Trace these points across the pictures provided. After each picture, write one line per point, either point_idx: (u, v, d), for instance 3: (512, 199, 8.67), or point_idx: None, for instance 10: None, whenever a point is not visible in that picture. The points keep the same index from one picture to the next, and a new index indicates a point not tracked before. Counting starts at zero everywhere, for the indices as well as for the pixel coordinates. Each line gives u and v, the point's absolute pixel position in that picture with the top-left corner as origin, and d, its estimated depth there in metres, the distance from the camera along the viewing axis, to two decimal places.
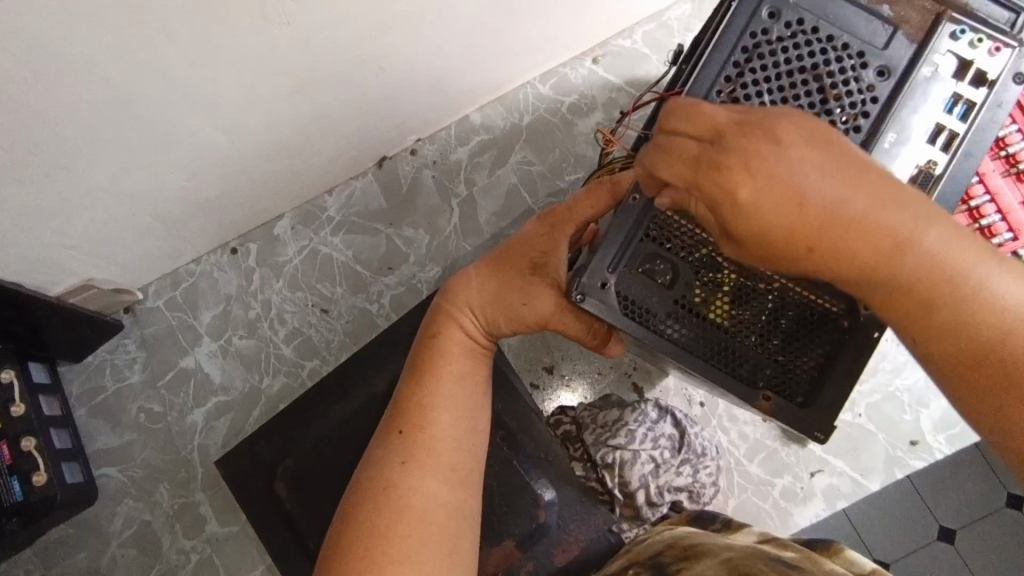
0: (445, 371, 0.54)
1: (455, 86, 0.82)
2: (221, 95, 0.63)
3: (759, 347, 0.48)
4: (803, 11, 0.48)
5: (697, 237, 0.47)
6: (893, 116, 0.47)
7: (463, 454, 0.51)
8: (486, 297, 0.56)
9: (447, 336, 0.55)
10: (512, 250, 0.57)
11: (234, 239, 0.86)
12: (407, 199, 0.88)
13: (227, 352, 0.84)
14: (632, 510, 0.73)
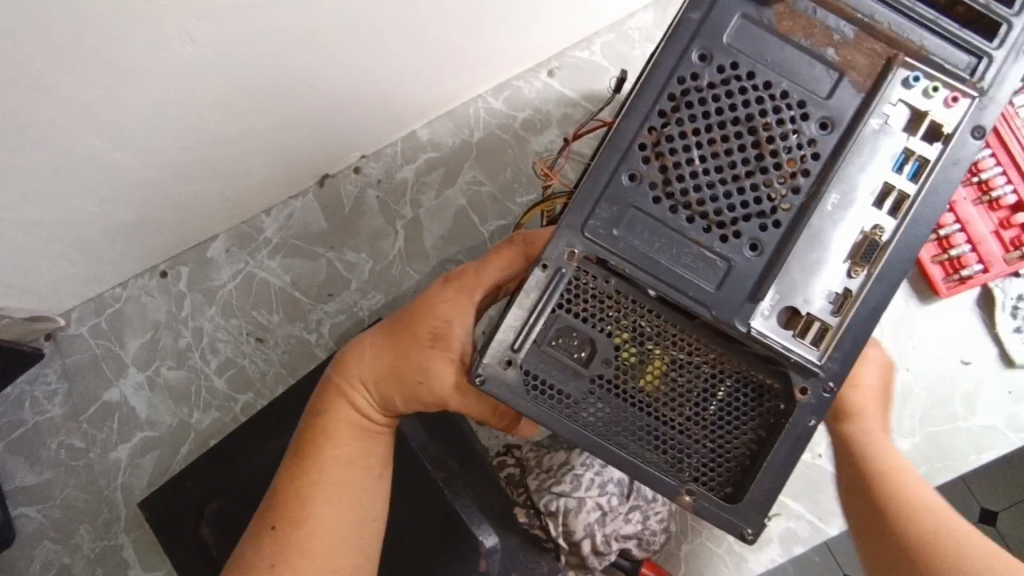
0: (328, 455, 0.55)
1: (403, 99, 0.77)
2: (129, 115, 0.57)
3: (683, 432, 0.51)
4: (737, 54, 0.47)
5: (615, 316, 0.50)
6: (835, 175, 0.47)
7: (343, 552, 0.54)
8: (380, 369, 0.57)
9: (336, 415, 0.57)
10: (411, 320, 0.57)
11: (163, 261, 0.81)
12: (350, 220, 0.82)
13: (155, 384, 0.79)
14: (578, 558, 0.70)
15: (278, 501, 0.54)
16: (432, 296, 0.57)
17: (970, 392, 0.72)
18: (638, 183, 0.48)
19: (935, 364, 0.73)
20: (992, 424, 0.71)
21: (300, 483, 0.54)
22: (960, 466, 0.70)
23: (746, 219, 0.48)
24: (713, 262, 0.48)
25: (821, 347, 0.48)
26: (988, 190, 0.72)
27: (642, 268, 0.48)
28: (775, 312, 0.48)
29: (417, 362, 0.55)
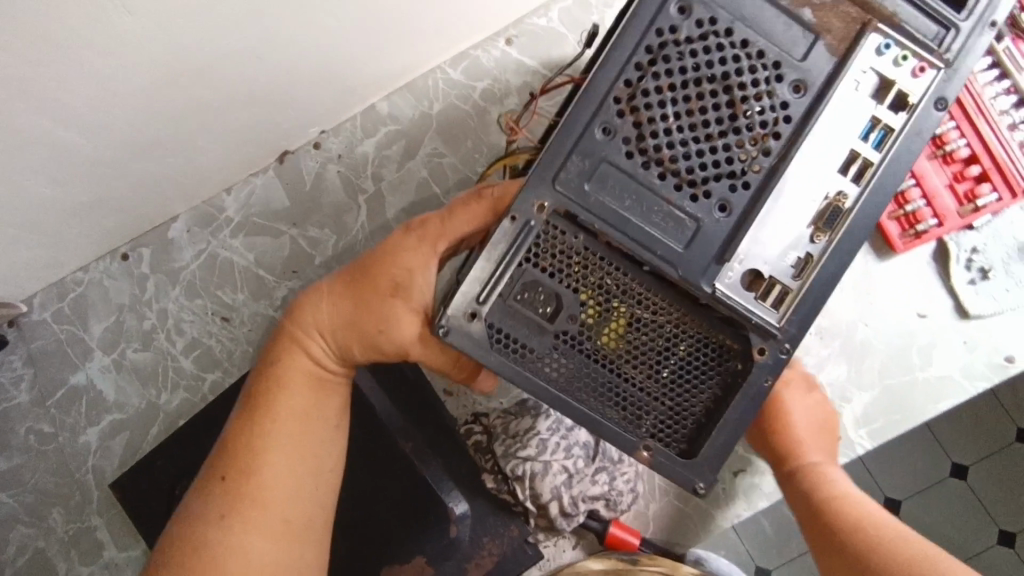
0: (283, 404, 0.57)
1: (358, 71, 0.76)
2: (69, 90, 0.56)
3: (643, 389, 0.53)
4: (716, 9, 0.48)
5: (581, 275, 0.52)
6: (803, 139, 0.49)
7: (296, 505, 0.56)
8: (342, 320, 0.58)
9: (291, 363, 0.59)
10: (370, 268, 0.58)
11: (124, 244, 0.80)
12: (311, 197, 0.82)
13: (122, 367, 0.79)
14: (547, 520, 0.71)
15: (229, 454, 0.56)
16: (394, 245, 0.58)
17: (927, 344, 0.73)
18: (611, 137, 0.49)
19: (892, 319, 0.74)
20: (948, 374, 0.72)
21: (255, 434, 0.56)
22: (917, 417, 0.72)
23: (716, 180, 0.50)
24: (683, 221, 0.50)
25: (779, 309, 0.52)
26: (942, 145, 0.73)
27: (611, 224, 0.50)
28: (738, 274, 0.51)
29: (378, 312, 0.57)
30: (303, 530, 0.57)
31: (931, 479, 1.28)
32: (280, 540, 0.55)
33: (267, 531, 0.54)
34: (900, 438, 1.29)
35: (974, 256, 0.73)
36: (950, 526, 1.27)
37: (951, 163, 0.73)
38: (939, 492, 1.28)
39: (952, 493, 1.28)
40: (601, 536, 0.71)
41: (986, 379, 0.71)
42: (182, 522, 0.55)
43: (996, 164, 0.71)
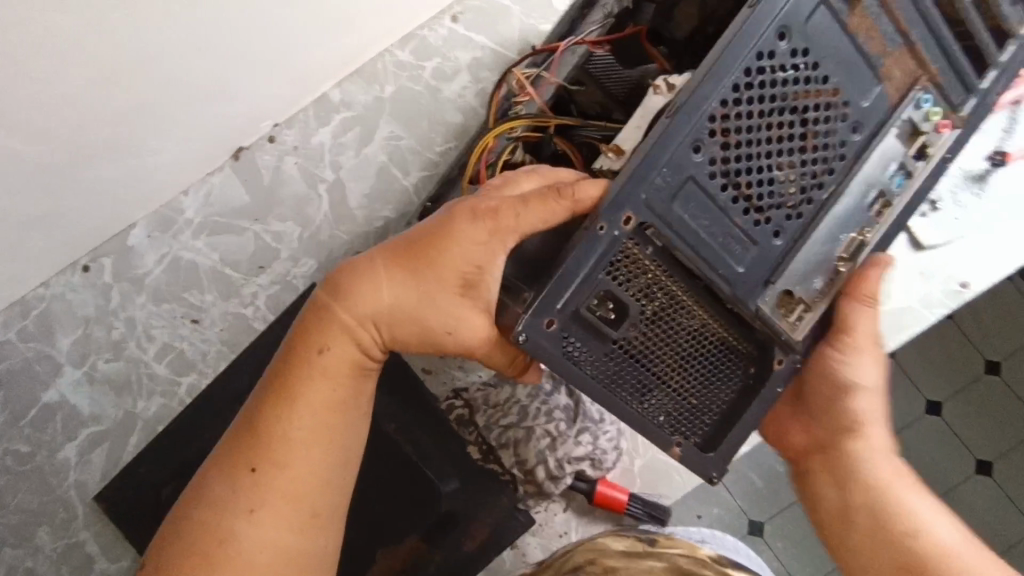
0: (318, 397, 0.54)
1: (307, 56, 0.75)
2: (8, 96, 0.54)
3: (678, 391, 0.52)
4: (813, 41, 0.47)
5: (649, 283, 0.49)
6: (853, 175, 0.51)
7: (324, 501, 0.54)
8: (399, 313, 0.53)
9: (337, 354, 0.54)
10: (436, 258, 0.51)
11: (84, 255, 0.79)
12: (271, 191, 0.82)
13: (94, 379, 0.78)
14: (536, 486, 0.72)
15: (260, 443, 0.53)
16: (464, 226, 0.51)
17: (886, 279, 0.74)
18: (701, 157, 0.46)
19: None
20: (908, 304, 0.74)
21: (287, 419, 0.53)
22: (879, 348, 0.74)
23: (778, 208, 0.50)
24: (743, 241, 0.49)
25: (797, 326, 0.53)
26: None
27: (687, 244, 0.48)
28: (773, 295, 0.51)
29: (444, 310, 0.52)
30: (326, 520, 0.55)
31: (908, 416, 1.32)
32: (301, 531, 0.53)
33: (297, 519, 0.53)
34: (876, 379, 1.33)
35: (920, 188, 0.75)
36: (934, 462, 1.30)
37: None
38: (919, 429, 1.32)
39: (932, 429, 1.32)
40: (589, 495, 0.72)
41: (942, 306, 0.74)
42: (206, 506, 0.52)
43: None
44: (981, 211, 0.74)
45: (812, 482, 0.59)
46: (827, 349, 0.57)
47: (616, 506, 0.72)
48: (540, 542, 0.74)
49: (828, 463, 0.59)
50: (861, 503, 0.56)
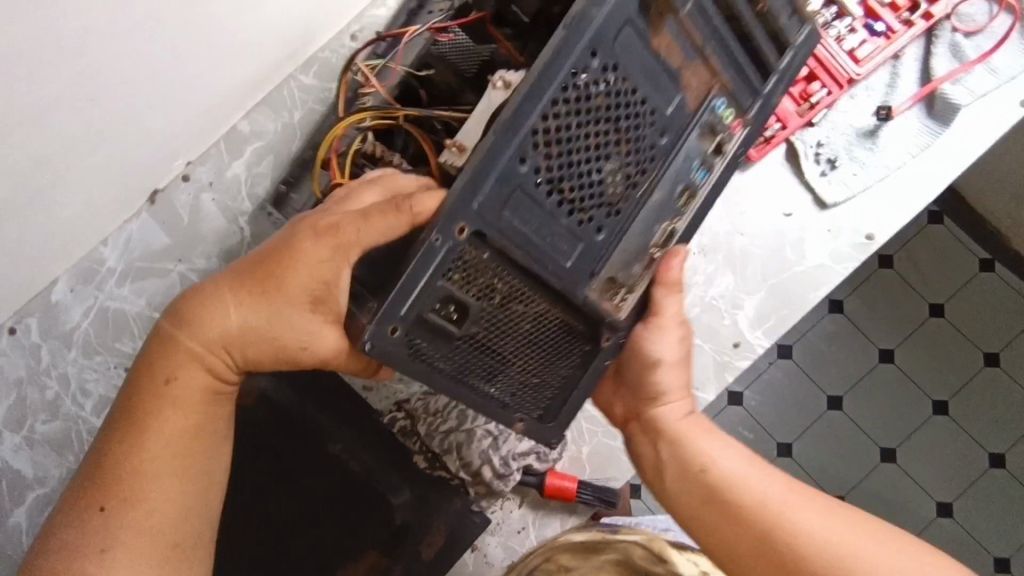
0: (171, 425, 0.56)
1: (205, 92, 0.75)
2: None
3: (518, 371, 0.57)
4: (621, 59, 0.49)
5: (491, 282, 0.51)
6: (661, 173, 0.55)
7: (184, 527, 0.56)
8: (245, 336, 0.55)
9: (189, 381, 0.57)
10: (281, 280, 0.54)
11: (7, 318, 0.78)
12: (192, 230, 0.82)
13: (33, 442, 0.78)
14: (485, 486, 0.74)
15: (112, 475, 0.55)
16: (300, 248, 0.53)
17: (797, 239, 0.78)
18: (526, 167, 0.48)
19: (764, 221, 0.79)
20: (821, 262, 0.77)
21: (137, 451, 0.55)
22: (800, 307, 0.77)
23: (598, 206, 0.53)
24: (568, 240, 0.52)
25: (621, 308, 0.57)
26: None
27: (518, 245, 0.50)
28: (595, 282, 0.54)
29: (295, 327, 0.54)
30: (189, 547, 0.56)
31: (866, 365, 1.35)
32: (160, 563, 0.54)
33: (154, 558, 0.54)
34: (829, 334, 1.36)
35: (820, 149, 0.79)
36: (891, 408, 1.34)
37: None
38: (877, 376, 1.35)
39: (886, 376, 1.35)
40: (540, 488, 0.74)
41: (852, 259, 0.77)
42: (53, 553, 0.53)
43: (818, 62, 0.78)
44: (880, 163, 0.77)
45: (634, 446, 0.64)
46: (639, 329, 0.61)
47: (568, 495, 0.73)
48: (500, 540, 0.75)
49: (646, 428, 0.64)
50: (668, 457, 0.61)
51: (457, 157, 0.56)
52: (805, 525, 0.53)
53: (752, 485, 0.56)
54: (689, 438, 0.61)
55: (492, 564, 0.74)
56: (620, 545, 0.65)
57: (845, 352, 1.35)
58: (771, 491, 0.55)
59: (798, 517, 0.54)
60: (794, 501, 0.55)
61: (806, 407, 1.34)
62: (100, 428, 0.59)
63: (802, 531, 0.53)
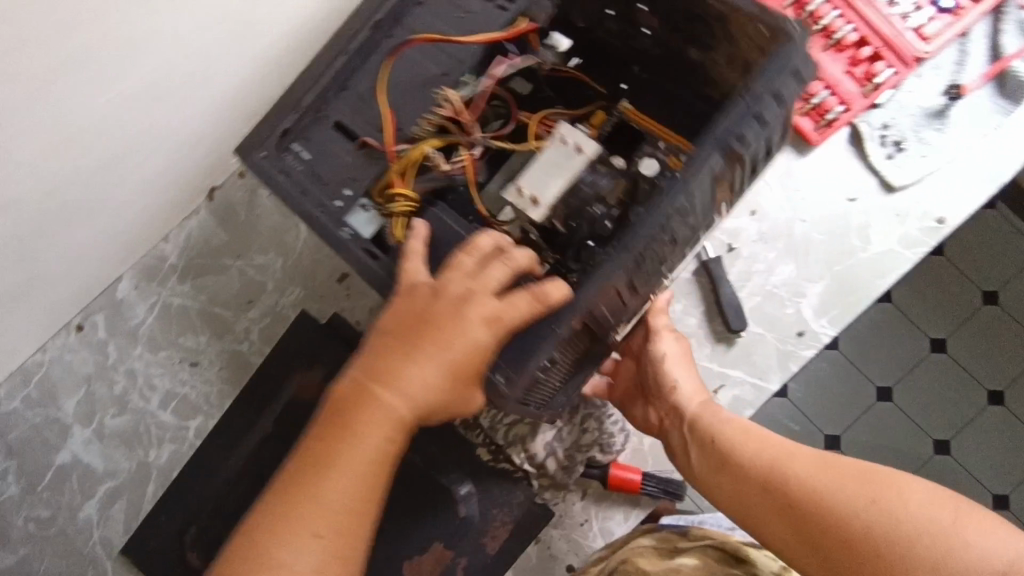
0: (364, 486, 0.48)
1: (260, 90, 0.76)
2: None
3: (556, 383, 0.62)
4: (702, 203, 0.56)
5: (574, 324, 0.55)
6: (673, 266, 0.65)
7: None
8: (442, 402, 0.50)
9: (378, 435, 0.48)
10: (464, 352, 0.49)
11: (76, 315, 0.80)
12: (249, 226, 0.83)
13: (103, 436, 0.79)
14: (549, 478, 0.74)
15: (305, 534, 0.47)
16: (472, 325, 0.49)
17: (863, 226, 0.76)
18: (622, 287, 0.55)
19: (828, 206, 0.76)
20: (888, 248, 0.75)
21: (336, 504, 0.47)
22: (867, 294, 0.75)
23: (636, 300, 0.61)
24: (611, 326, 0.60)
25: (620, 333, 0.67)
26: (831, 35, 0.77)
27: (594, 327, 0.57)
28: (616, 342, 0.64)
29: (465, 393, 0.51)
30: None
31: (918, 355, 1.31)
32: None
33: None
34: (881, 323, 1.32)
35: (885, 130, 0.76)
36: (947, 400, 1.30)
37: (842, 49, 0.76)
38: (931, 367, 1.31)
39: (941, 367, 1.31)
40: (603, 480, 0.73)
41: (923, 244, 0.74)
42: None
43: (885, 41, 0.76)
44: (951, 145, 0.75)
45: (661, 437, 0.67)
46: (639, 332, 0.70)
47: (632, 486, 0.73)
48: (563, 533, 0.74)
49: (664, 414, 0.67)
50: (682, 433, 0.65)
51: (535, 208, 0.58)
52: (802, 476, 0.56)
53: (749, 446, 0.60)
54: (699, 415, 0.64)
55: (556, 558, 0.74)
56: (693, 551, 0.65)
57: (899, 341, 1.31)
58: (769, 451, 0.59)
59: (793, 467, 0.57)
60: (794, 458, 0.58)
61: (861, 398, 1.29)
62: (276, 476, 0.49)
63: (799, 481, 0.56)
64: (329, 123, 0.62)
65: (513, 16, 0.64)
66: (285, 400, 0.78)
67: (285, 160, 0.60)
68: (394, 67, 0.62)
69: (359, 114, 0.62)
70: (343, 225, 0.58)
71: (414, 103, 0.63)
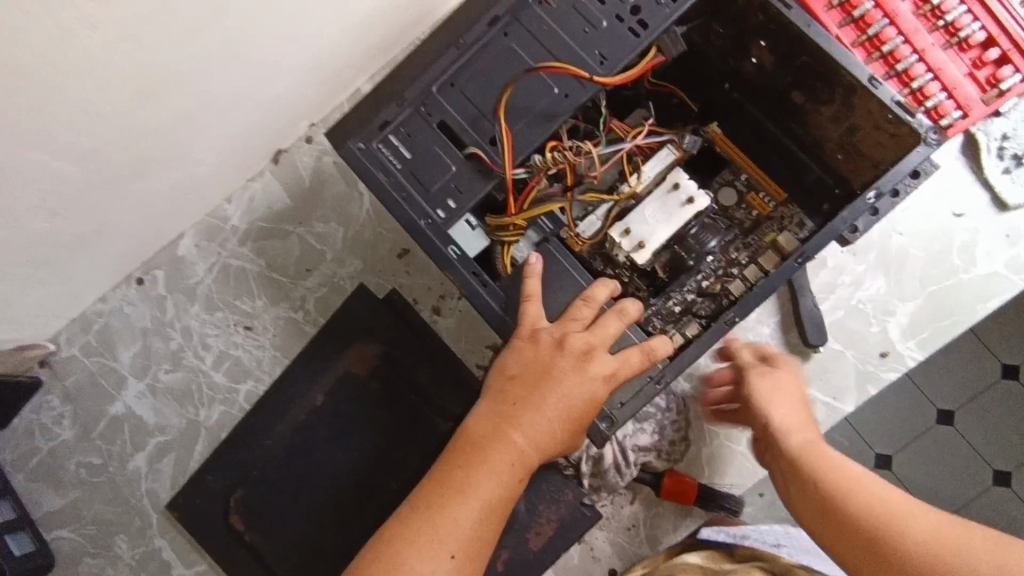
0: (490, 515, 0.53)
1: (335, 54, 0.73)
2: (46, 134, 0.53)
3: None
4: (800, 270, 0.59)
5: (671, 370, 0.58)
6: None
7: None
8: (562, 445, 0.55)
9: (505, 469, 0.53)
10: (580, 399, 0.54)
11: (137, 268, 0.80)
12: (313, 192, 0.81)
13: (156, 390, 0.80)
14: (599, 478, 0.71)
15: (439, 552, 0.51)
16: (593, 379, 0.54)
17: (967, 244, 0.70)
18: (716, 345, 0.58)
19: (930, 221, 0.71)
20: (992, 270, 0.69)
21: (466, 527, 0.52)
22: (968, 317, 0.69)
23: None
24: None
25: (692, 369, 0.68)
26: (956, 32, 0.67)
27: None
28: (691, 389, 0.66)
29: (575, 438, 0.56)
30: None
31: None
32: None
33: None
34: None
35: (1006, 142, 0.70)
36: None
37: (967, 50, 0.67)
38: None
39: None
40: (657, 487, 0.71)
41: None
42: None
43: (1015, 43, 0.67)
44: None
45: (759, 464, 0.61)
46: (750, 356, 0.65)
47: (686, 496, 0.70)
48: (608, 536, 0.72)
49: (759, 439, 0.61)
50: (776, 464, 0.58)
51: (641, 252, 0.61)
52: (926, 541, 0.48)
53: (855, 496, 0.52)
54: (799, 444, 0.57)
55: (598, 560, 0.72)
56: None
57: None
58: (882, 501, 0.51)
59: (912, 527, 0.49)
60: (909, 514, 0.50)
61: None
62: (406, 499, 0.54)
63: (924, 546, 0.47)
64: (434, 123, 0.59)
65: (645, 45, 0.58)
66: (336, 373, 0.76)
67: (374, 149, 0.58)
68: (515, 92, 0.58)
69: (457, 104, 0.59)
70: (450, 243, 0.57)
71: (534, 130, 0.58)
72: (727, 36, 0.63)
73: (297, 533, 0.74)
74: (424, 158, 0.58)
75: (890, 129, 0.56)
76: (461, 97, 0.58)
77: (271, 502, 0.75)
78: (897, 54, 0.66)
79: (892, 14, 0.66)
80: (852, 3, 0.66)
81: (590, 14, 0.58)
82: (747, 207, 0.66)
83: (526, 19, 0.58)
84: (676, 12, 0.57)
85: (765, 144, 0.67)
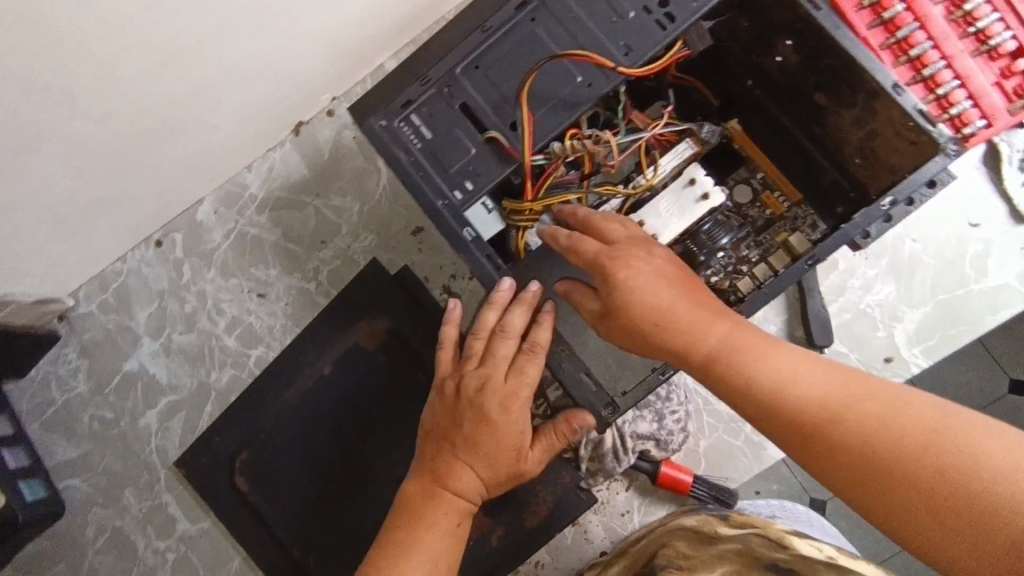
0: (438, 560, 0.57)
1: (360, 30, 0.74)
2: (74, 94, 0.54)
3: None
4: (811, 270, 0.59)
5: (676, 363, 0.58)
6: None
7: None
8: (494, 476, 0.60)
9: (439, 517, 0.58)
10: (491, 426, 0.58)
11: (156, 230, 0.82)
12: (331, 165, 0.82)
13: (169, 350, 0.82)
14: (597, 463, 0.73)
15: None
16: (502, 408, 0.58)
17: (980, 253, 0.70)
18: None
19: (944, 228, 0.71)
20: (1003, 281, 0.69)
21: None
22: (977, 327, 0.69)
23: None
24: None
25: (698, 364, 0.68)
26: (987, 40, 0.66)
27: None
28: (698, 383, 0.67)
29: (502, 464, 0.60)
30: None
31: None
32: None
33: None
34: None
35: None
36: None
37: (997, 59, 0.66)
38: None
39: None
40: (653, 476, 0.72)
41: None
42: None
43: None
44: None
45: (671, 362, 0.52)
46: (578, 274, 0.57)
47: (681, 487, 0.71)
48: (602, 519, 0.74)
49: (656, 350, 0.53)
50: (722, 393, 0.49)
51: None
52: (869, 410, 0.42)
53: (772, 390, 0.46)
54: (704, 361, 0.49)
55: (592, 541, 0.74)
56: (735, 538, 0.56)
57: None
58: (796, 386, 0.45)
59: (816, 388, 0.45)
60: (873, 403, 0.43)
61: None
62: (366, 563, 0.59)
63: (869, 417, 0.42)
64: (456, 105, 0.59)
65: (671, 39, 0.58)
66: (345, 344, 0.78)
67: (395, 127, 0.59)
68: (537, 78, 0.58)
69: (479, 87, 0.59)
70: (466, 225, 0.58)
71: (556, 117, 0.58)
72: (752, 33, 0.62)
73: (299, 495, 0.76)
74: (444, 140, 0.59)
75: (911, 136, 0.55)
76: (484, 80, 0.59)
77: (275, 464, 0.77)
78: (925, 58, 0.65)
79: (922, 18, 0.66)
80: (883, 4, 0.65)
81: (618, 3, 0.58)
82: (761, 206, 0.67)
83: (554, 5, 0.58)
84: (704, 7, 0.57)
85: (781, 143, 0.68)
